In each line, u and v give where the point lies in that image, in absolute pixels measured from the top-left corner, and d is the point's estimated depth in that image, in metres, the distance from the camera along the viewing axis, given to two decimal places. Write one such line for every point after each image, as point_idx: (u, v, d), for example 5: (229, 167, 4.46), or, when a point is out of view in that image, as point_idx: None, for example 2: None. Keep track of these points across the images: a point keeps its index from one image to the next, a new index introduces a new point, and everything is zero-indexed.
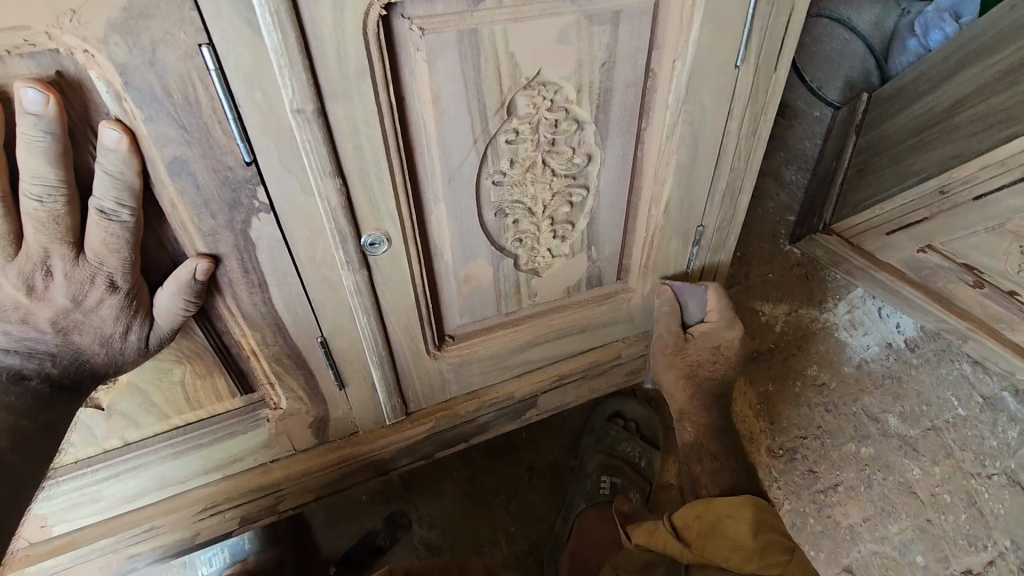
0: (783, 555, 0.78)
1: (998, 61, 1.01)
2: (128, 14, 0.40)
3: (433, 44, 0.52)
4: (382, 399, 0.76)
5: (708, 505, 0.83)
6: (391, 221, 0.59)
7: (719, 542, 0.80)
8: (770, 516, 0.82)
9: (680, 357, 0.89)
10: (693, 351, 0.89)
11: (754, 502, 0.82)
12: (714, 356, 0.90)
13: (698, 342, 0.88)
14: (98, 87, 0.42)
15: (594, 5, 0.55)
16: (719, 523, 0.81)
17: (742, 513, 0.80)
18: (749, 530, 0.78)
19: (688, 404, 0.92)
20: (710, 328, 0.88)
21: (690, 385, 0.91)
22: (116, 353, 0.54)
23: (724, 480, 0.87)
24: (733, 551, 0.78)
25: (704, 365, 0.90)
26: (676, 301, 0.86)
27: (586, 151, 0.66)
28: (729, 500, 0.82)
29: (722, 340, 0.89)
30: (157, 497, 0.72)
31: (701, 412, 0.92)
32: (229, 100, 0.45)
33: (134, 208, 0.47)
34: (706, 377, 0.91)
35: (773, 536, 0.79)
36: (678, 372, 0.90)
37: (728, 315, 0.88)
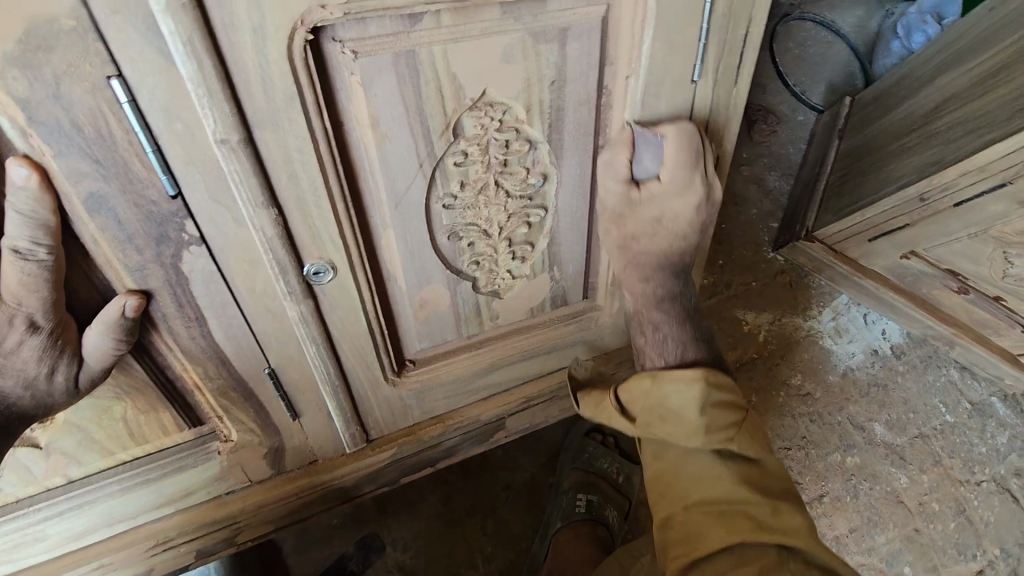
0: (732, 427, 0.69)
1: (978, 64, 0.99)
2: (26, 46, 0.38)
3: (368, 68, 0.49)
4: (340, 428, 0.74)
5: (656, 379, 0.70)
6: (335, 250, 0.57)
7: (666, 421, 0.69)
8: (723, 383, 0.70)
9: (614, 224, 0.69)
10: (631, 220, 0.68)
11: (705, 374, 0.68)
12: (656, 230, 0.69)
13: (640, 209, 0.67)
14: (1, 123, 0.40)
15: (539, 23, 0.53)
16: (665, 401, 0.69)
17: (692, 389, 0.68)
18: (696, 404, 0.67)
19: (623, 275, 0.74)
20: (661, 192, 0.65)
21: (623, 258, 0.72)
22: (43, 394, 0.52)
23: (670, 352, 0.75)
24: (679, 429, 0.68)
25: (642, 237, 0.69)
26: (624, 147, 0.63)
27: (541, 170, 0.64)
28: (679, 373, 0.69)
29: (671, 211, 0.67)
30: (106, 534, 0.70)
31: (641, 285, 0.74)
32: (146, 132, 0.43)
33: (51, 246, 0.45)
34: (644, 253, 0.71)
35: (723, 408, 0.69)
36: (611, 244, 0.71)
37: (687, 178, 0.64)
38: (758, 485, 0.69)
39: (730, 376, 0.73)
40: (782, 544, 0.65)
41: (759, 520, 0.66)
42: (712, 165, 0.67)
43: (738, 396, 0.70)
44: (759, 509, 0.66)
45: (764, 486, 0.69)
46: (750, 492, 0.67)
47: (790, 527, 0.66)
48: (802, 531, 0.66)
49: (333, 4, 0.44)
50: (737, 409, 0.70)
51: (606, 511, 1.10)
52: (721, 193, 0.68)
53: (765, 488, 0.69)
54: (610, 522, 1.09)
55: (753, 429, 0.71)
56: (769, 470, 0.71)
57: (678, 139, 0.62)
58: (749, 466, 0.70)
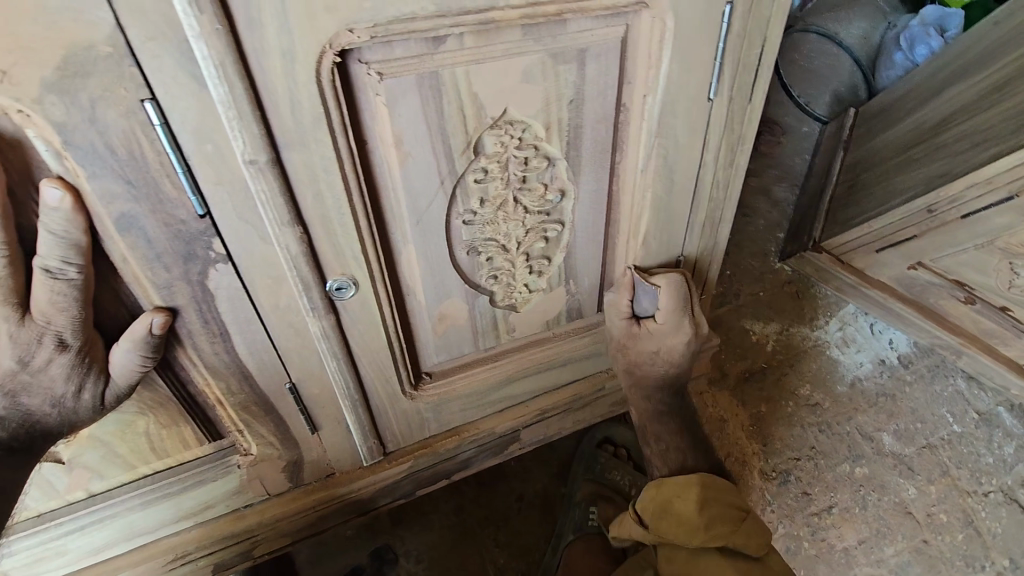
0: (733, 523, 0.78)
1: (983, 79, 1.01)
2: (63, 72, 0.38)
3: (393, 89, 0.50)
4: (357, 441, 0.74)
5: (659, 487, 0.82)
6: (357, 266, 0.57)
7: (672, 521, 0.79)
8: (721, 485, 0.80)
9: (621, 351, 0.82)
10: (634, 351, 0.81)
11: (702, 479, 0.80)
12: (654, 360, 0.81)
13: (642, 339, 0.79)
14: (36, 145, 0.40)
15: (558, 44, 0.54)
16: (669, 506, 0.80)
17: (688, 488, 0.79)
18: (695, 505, 0.78)
19: (631, 393, 0.87)
20: (657, 330, 0.78)
21: (631, 379, 0.85)
22: (69, 411, 0.52)
23: (670, 460, 0.86)
24: (683, 533, 0.78)
25: (644, 363, 0.82)
26: (625, 289, 0.76)
27: (559, 186, 0.65)
28: (675, 479, 0.81)
29: (669, 347, 0.80)
30: (125, 548, 0.71)
31: (643, 400, 0.87)
32: (178, 153, 0.44)
33: (82, 266, 0.45)
34: (647, 375, 0.83)
35: (720, 508, 0.78)
36: (621, 362, 0.83)
37: (678, 321, 0.77)
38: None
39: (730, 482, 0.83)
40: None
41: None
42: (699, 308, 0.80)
43: (733, 494, 0.79)
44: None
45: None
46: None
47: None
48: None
49: (361, 27, 0.45)
50: (736, 508, 0.79)
51: None
52: (707, 329, 0.81)
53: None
54: (623, 535, 1.11)
55: (755, 530, 0.79)
56: (771, 566, 0.78)
57: (670, 289, 0.74)
58: (753, 566, 0.77)
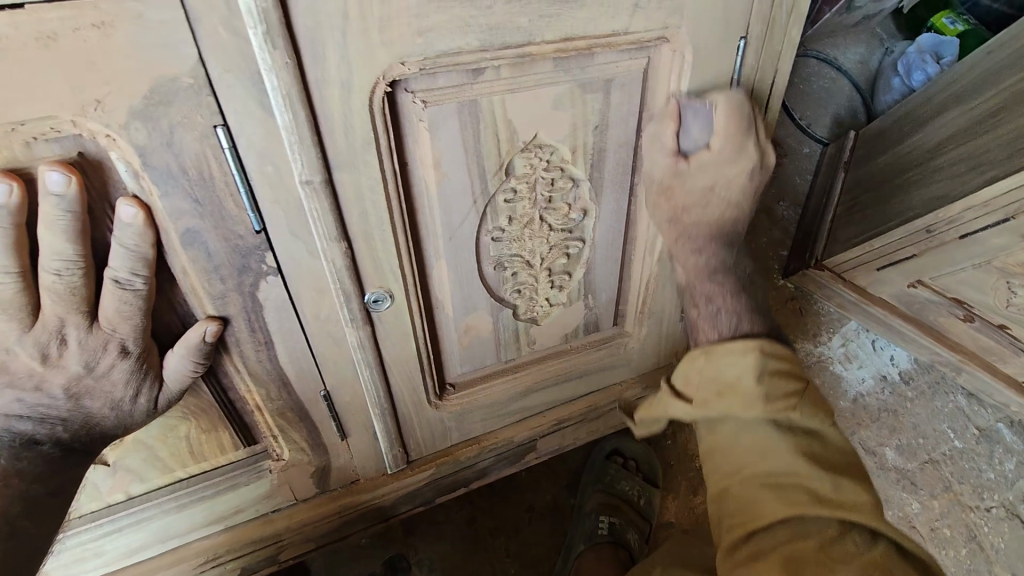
0: (792, 397, 0.61)
1: (976, 106, 1.06)
2: (149, 101, 0.42)
3: (435, 115, 0.54)
4: (384, 448, 0.77)
5: (707, 353, 0.63)
6: (394, 279, 0.61)
7: (721, 394, 0.61)
8: (780, 352, 0.62)
9: (663, 195, 0.65)
10: (681, 190, 0.64)
11: (760, 345, 0.61)
12: (707, 199, 0.65)
13: (692, 176, 0.63)
14: (118, 166, 0.44)
15: (587, 74, 0.58)
16: (720, 377, 0.61)
17: (747, 358, 0.60)
18: (753, 377, 0.60)
19: (675, 246, 0.69)
20: (712, 160, 0.61)
21: (674, 231, 0.68)
22: (126, 414, 0.55)
23: (724, 322, 0.65)
24: (732, 400, 0.60)
25: (694, 207, 0.65)
26: (671, 118, 0.61)
27: (581, 206, 0.69)
28: (732, 342, 0.62)
29: (725, 177, 0.63)
30: (158, 549, 0.73)
31: (692, 255, 0.69)
32: (242, 175, 0.48)
33: (147, 277, 0.49)
34: (695, 225, 0.67)
35: (783, 381, 0.61)
36: (661, 215, 0.67)
37: (741, 141, 0.61)
38: (821, 459, 0.60)
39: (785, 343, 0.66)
40: (845, 518, 0.57)
41: (820, 493, 0.58)
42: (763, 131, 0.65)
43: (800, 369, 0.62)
44: (819, 484, 0.58)
45: (826, 460, 0.61)
46: (811, 466, 0.59)
47: (852, 502, 0.58)
48: (867, 507, 0.59)
49: (411, 61, 0.49)
50: (797, 377, 0.62)
51: (628, 535, 1.11)
52: (773, 159, 0.66)
53: (830, 464, 0.60)
54: (632, 545, 1.10)
55: (815, 401, 0.63)
56: (833, 445, 0.63)
57: (728, 106, 0.60)
58: (817, 441, 0.62)
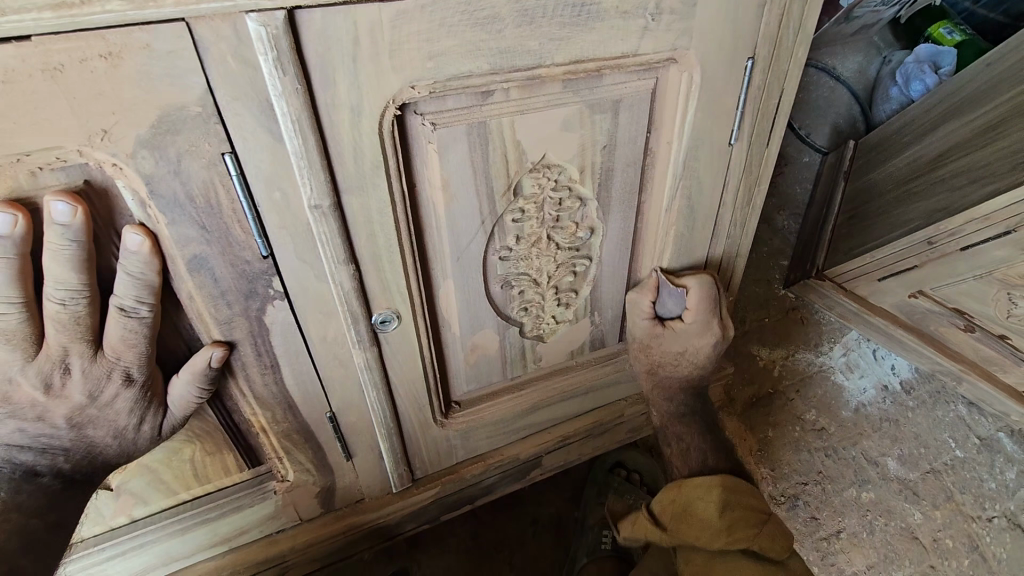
0: (751, 528, 0.70)
1: (974, 120, 1.06)
2: (157, 131, 0.42)
3: (445, 137, 0.54)
4: (388, 467, 0.76)
5: (680, 486, 0.76)
6: (401, 299, 0.60)
7: (690, 523, 0.72)
8: (741, 487, 0.73)
9: (642, 352, 0.81)
10: (658, 349, 0.80)
11: (722, 479, 0.73)
12: (677, 360, 0.81)
13: (666, 341, 0.79)
14: (123, 194, 0.44)
15: (595, 95, 0.58)
16: (691, 507, 0.73)
17: (710, 492, 0.72)
18: (717, 508, 0.70)
19: (650, 394, 0.86)
20: (682, 330, 0.78)
21: (651, 379, 0.84)
22: (129, 442, 0.54)
23: (693, 460, 0.80)
24: (703, 532, 0.70)
25: (666, 365, 0.82)
26: (649, 289, 0.76)
27: (589, 224, 0.68)
28: (698, 479, 0.74)
29: (694, 347, 0.79)
30: (161, 573, 0.72)
31: (665, 401, 0.85)
32: (249, 200, 0.47)
33: (152, 305, 0.48)
34: (670, 376, 0.83)
35: (744, 510, 0.71)
36: (639, 366, 0.83)
37: (707, 321, 0.77)
38: None
39: (751, 483, 0.76)
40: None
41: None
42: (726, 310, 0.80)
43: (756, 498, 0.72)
44: None
45: None
46: None
47: None
48: None
49: (421, 84, 0.48)
50: (757, 511, 0.72)
51: (631, 547, 1.12)
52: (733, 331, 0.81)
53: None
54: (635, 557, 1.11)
55: (777, 533, 0.70)
56: (793, 570, 0.69)
57: (700, 290, 0.74)
58: (780, 572, 0.68)
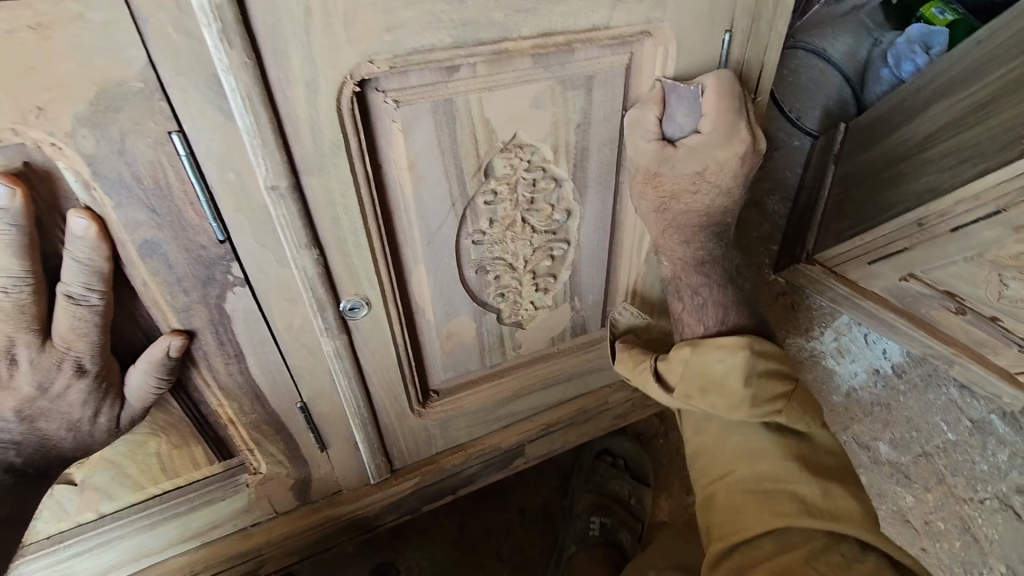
0: (779, 398, 0.64)
1: (965, 98, 1.04)
2: (96, 107, 0.39)
3: (409, 115, 0.51)
4: (365, 457, 0.75)
5: (695, 347, 0.65)
6: (370, 286, 0.58)
7: (707, 391, 0.64)
8: (769, 350, 0.65)
9: (650, 181, 0.63)
10: (670, 176, 0.62)
11: (749, 342, 0.63)
12: (695, 186, 0.64)
13: (680, 160, 0.61)
14: (66, 177, 0.42)
15: (567, 71, 0.55)
16: (709, 370, 0.64)
17: (736, 357, 0.62)
18: (741, 377, 0.62)
19: (661, 237, 0.70)
20: (701, 145, 0.60)
21: (662, 219, 0.68)
22: (86, 435, 0.53)
23: (708, 317, 0.71)
24: (722, 400, 0.63)
25: (681, 195, 0.65)
26: (655, 104, 0.60)
27: (565, 206, 0.66)
28: (720, 339, 0.64)
29: (714, 162, 0.61)
30: (132, 568, 0.72)
31: (681, 245, 0.70)
32: (202, 182, 0.45)
33: (103, 292, 0.46)
34: (684, 212, 0.67)
35: (771, 382, 0.63)
36: (649, 206, 0.66)
37: (732, 125, 0.59)
38: (810, 464, 0.63)
39: (770, 339, 0.69)
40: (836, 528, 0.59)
41: (810, 502, 0.60)
42: (754, 117, 0.63)
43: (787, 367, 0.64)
44: (806, 491, 0.61)
45: (815, 463, 0.63)
46: (802, 478, 0.61)
47: (842, 512, 0.60)
48: (855, 515, 0.61)
49: (380, 59, 0.46)
50: (784, 378, 0.64)
51: (620, 534, 1.10)
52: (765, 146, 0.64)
53: (820, 471, 0.63)
54: (625, 544, 1.10)
55: (802, 400, 0.66)
56: (820, 447, 0.66)
57: (718, 88, 0.58)
58: (801, 443, 0.65)
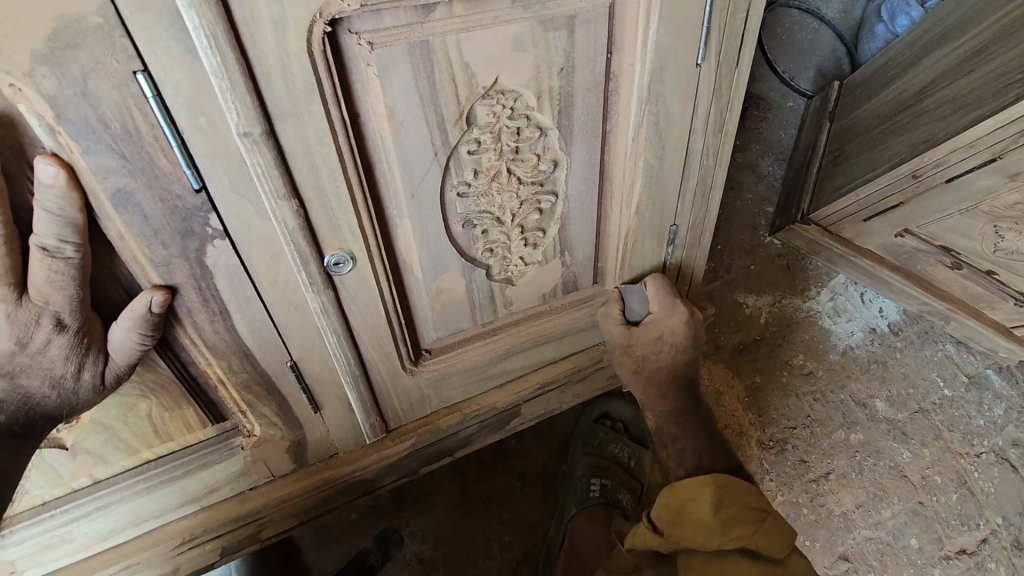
0: (751, 523, 0.76)
1: (959, 47, 1.01)
2: (53, 45, 0.38)
3: (384, 59, 0.50)
4: (359, 418, 0.75)
5: (673, 490, 0.82)
6: (354, 240, 0.57)
7: (684, 520, 0.79)
8: (736, 486, 0.80)
9: (627, 354, 0.87)
10: (638, 348, 0.87)
11: (715, 479, 0.80)
12: (658, 348, 0.87)
13: (643, 334, 0.86)
14: (29, 121, 0.40)
15: (548, 10, 0.53)
16: (685, 507, 0.80)
17: (705, 491, 0.79)
18: (711, 504, 0.77)
19: (646, 396, 0.92)
20: (654, 318, 0.84)
21: (641, 378, 0.90)
22: (70, 392, 0.53)
23: (688, 459, 0.87)
24: (698, 533, 0.77)
25: (650, 359, 0.88)
26: (616, 300, 0.84)
27: (551, 156, 0.65)
28: (691, 481, 0.81)
29: (665, 327, 0.85)
30: (131, 534, 0.72)
31: (660, 399, 0.90)
32: (171, 127, 0.44)
33: (79, 244, 0.45)
34: (655, 369, 0.89)
35: (740, 508, 0.77)
36: (626, 366, 0.89)
37: (670, 302, 0.83)
38: None
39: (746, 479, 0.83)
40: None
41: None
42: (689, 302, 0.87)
43: (753, 494, 0.79)
44: None
45: None
46: None
47: None
48: None
49: None
50: (754, 508, 0.77)
51: (620, 495, 1.11)
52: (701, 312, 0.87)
53: None
54: (625, 505, 1.11)
55: (777, 529, 0.77)
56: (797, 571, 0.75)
57: (654, 285, 0.81)
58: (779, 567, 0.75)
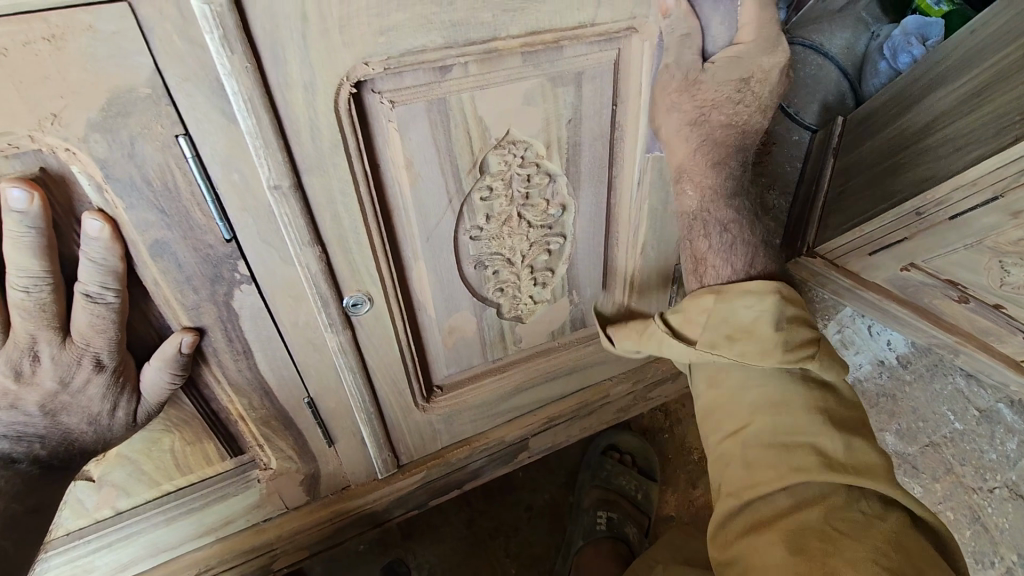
0: (809, 346, 0.59)
1: (959, 87, 1.02)
2: (106, 114, 0.42)
3: (404, 115, 0.53)
4: (373, 453, 0.77)
5: (720, 294, 0.60)
6: (373, 283, 0.60)
7: (735, 340, 0.58)
8: (797, 301, 0.60)
9: (686, 93, 0.58)
10: (712, 86, 0.57)
11: (778, 290, 0.58)
12: (739, 103, 0.59)
13: (718, 74, 0.57)
14: (80, 180, 0.44)
15: (556, 68, 0.57)
16: (735, 318, 0.59)
17: (765, 303, 0.58)
18: (771, 322, 0.57)
19: (689, 162, 0.61)
20: (743, 52, 0.56)
21: (697, 136, 0.60)
22: (105, 429, 0.56)
23: (739, 259, 0.63)
24: (753, 349, 0.58)
25: (720, 107, 0.59)
26: (692, 15, 0.56)
27: (560, 201, 0.68)
28: (748, 285, 0.59)
29: (762, 73, 0.57)
30: (151, 563, 0.74)
31: (713, 172, 0.62)
32: (208, 184, 0.47)
33: (118, 290, 0.49)
34: (718, 129, 0.60)
35: (800, 330, 0.59)
36: (681, 121, 0.59)
37: (773, 35, 0.56)
38: (835, 419, 0.58)
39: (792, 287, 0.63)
40: (857, 483, 0.55)
41: (832, 457, 0.56)
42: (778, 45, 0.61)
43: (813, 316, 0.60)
44: (829, 444, 0.57)
45: (840, 419, 0.59)
46: (825, 426, 0.57)
47: (864, 465, 0.57)
48: (878, 468, 0.57)
49: (375, 61, 0.48)
50: (810, 327, 0.60)
51: (626, 528, 1.12)
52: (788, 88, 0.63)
53: (843, 425, 0.59)
54: (631, 538, 1.11)
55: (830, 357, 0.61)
56: (843, 401, 0.61)
57: (756, 2, 0.55)
58: (837, 401, 0.61)
